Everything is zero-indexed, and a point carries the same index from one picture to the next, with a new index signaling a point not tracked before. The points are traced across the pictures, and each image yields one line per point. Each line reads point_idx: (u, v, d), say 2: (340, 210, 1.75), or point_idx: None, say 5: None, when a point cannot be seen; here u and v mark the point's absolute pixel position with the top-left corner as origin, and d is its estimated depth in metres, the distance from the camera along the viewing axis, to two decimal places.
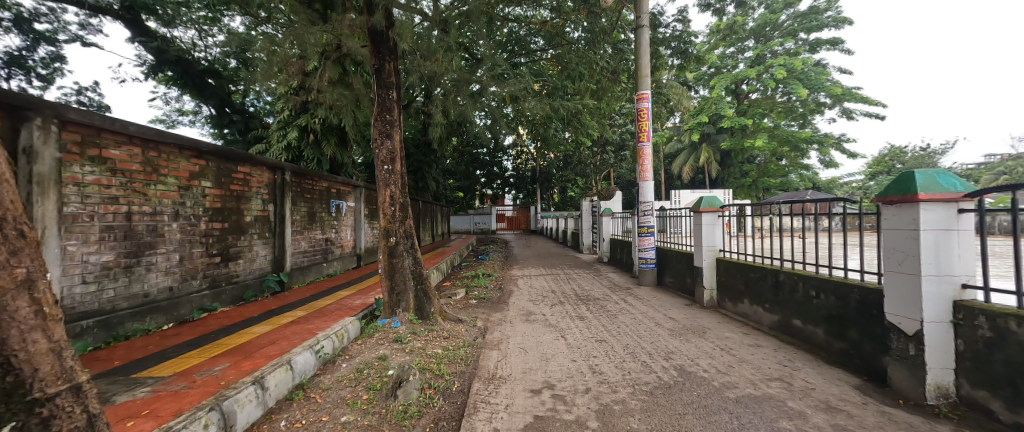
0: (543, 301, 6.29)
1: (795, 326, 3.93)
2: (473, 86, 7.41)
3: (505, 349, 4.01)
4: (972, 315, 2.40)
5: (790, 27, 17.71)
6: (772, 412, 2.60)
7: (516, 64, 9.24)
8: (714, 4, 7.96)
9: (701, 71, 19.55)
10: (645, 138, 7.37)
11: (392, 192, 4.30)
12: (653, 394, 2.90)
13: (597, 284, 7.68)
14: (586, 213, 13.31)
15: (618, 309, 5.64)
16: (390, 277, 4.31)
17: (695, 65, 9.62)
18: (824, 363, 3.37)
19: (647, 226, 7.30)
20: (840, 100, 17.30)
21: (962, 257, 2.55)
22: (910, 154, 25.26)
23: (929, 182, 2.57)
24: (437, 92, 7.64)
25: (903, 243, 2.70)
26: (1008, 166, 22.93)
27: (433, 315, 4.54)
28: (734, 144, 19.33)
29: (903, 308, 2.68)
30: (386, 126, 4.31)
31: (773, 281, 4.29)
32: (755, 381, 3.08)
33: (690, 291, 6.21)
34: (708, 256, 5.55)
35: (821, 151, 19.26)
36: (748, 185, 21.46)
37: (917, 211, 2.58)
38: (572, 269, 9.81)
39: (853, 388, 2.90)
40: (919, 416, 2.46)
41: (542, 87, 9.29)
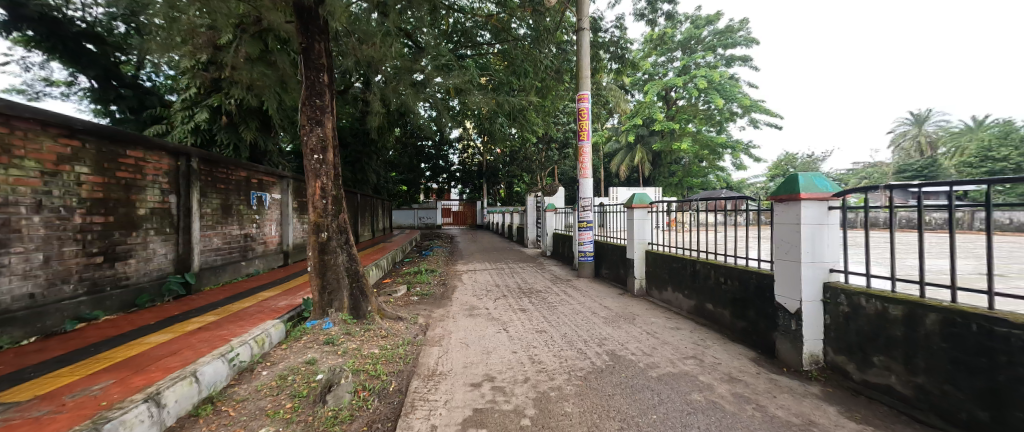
0: (487, 295, 6.31)
1: (707, 310, 4.41)
2: (416, 74, 7.24)
3: (446, 344, 3.97)
4: (837, 295, 2.89)
5: (711, 42, 19.61)
6: (686, 386, 2.90)
7: (462, 56, 9.23)
8: (649, 14, 8.49)
9: (636, 76, 20.95)
10: (585, 137, 7.66)
11: (324, 183, 4.01)
12: (587, 379, 3.07)
13: (539, 277, 7.91)
14: (530, 208, 13.59)
15: (559, 300, 5.87)
16: (321, 275, 4.02)
17: (631, 70, 10.25)
18: (729, 341, 3.83)
19: (586, 221, 7.68)
20: (749, 110, 19.55)
21: (831, 247, 3.04)
22: (802, 160, 29.61)
23: (809, 184, 3.03)
24: (377, 78, 7.31)
25: (789, 234, 3.14)
26: (869, 174, 27.94)
27: (370, 314, 4.34)
28: (664, 146, 20.93)
29: (788, 290, 3.13)
30: (317, 112, 3.99)
31: (690, 270, 4.77)
32: (674, 360, 3.42)
33: (623, 281, 6.64)
34: (638, 249, 5.99)
35: (734, 156, 21.63)
36: (675, 184, 23.41)
37: (800, 208, 3.03)
38: (516, 263, 9.98)
39: (750, 360, 3.34)
40: (798, 380, 2.92)
41: (487, 81, 9.29)
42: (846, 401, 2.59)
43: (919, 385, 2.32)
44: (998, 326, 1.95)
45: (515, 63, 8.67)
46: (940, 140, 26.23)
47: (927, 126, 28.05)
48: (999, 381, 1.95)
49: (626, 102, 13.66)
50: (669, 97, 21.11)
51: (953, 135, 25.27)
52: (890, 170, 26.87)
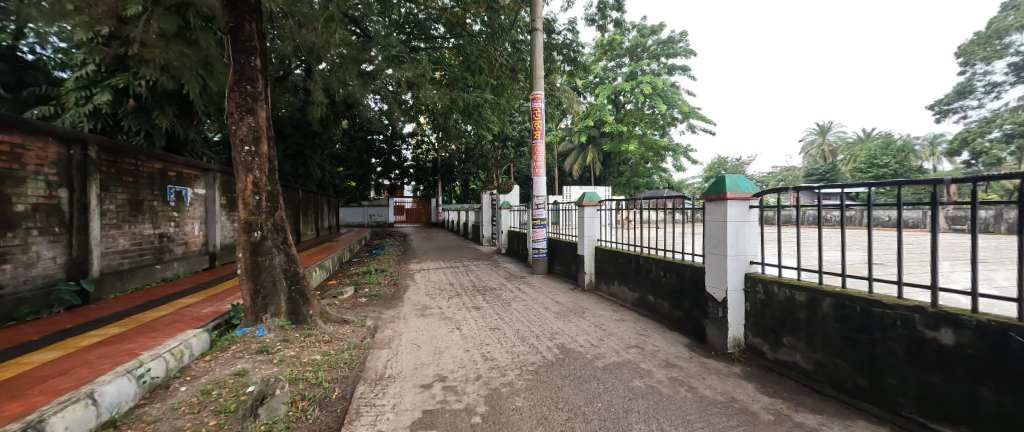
0: (440, 294, 6.19)
1: (649, 301, 4.69)
2: (365, 65, 6.87)
3: (396, 346, 3.83)
4: (755, 284, 3.21)
5: (655, 51, 20.82)
6: (628, 374, 3.07)
7: (415, 48, 8.94)
8: (599, 20, 8.80)
9: (588, 79, 21.69)
10: (539, 136, 7.77)
11: (256, 178, 3.68)
12: (537, 373, 3.13)
13: (493, 275, 7.92)
14: (486, 206, 13.52)
15: (512, 297, 5.92)
16: (254, 278, 3.70)
17: (583, 73, 10.56)
18: (667, 329, 4.10)
19: (539, 219, 7.80)
20: (688, 117, 21.05)
21: (751, 241, 3.37)
22: (733, 163, 32.51)
23: (735, 185, 3.32)
24: (321, 66, 6.86)
25: (716, 231, 3.43)
26: (787, 177, 31.39)
27: (311, 319, 4.07)
28: (614, 147, 21.88)
29: (716, 281, 3.42)
30: (248, 99, 3.65)
31: (635, 265, 5.04)
32: (618, 349, 3.60)
33: (575, 277, 6.85)
34: (588, 245, 6.21)
35: (675, 158, 23.18)
36: (623, 183, 24.54)
37: (726, 206, 3.32)
38: (471, 262, 9.90)
39: (684, 346, 3.61)
40: (724, 362, 3.21)
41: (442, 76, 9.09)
42: (762, 378, 2.89)
43: (818, 360, 2.66)
44: (876, 307, 2.29)
45: (470, 58, 8.56)
46: (841, 148, 30.20)
47: (830, 136, 32.17)
48: (876, 353, 2.30)
49: (579, 104, 14.06)
50: (618, 100, 22.11)
51: (851, 144, 29.22)
52: (801, 174, 30.57)
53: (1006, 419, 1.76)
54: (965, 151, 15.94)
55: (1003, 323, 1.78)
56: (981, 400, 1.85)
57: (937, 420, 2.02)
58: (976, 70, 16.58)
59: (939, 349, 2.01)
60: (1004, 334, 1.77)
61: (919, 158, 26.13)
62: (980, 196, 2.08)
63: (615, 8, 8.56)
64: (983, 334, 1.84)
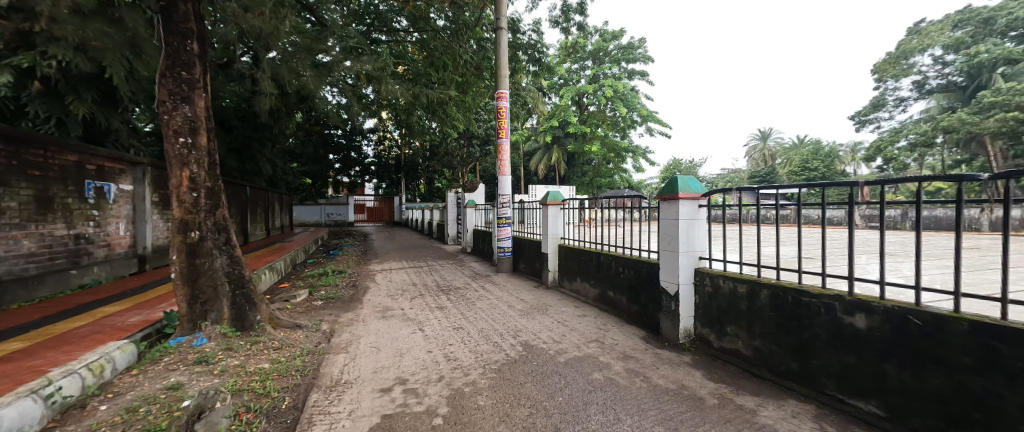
0: (402, 295, 6.01)
1: (609, 297, 4.82)
2: (320, 56, 6.47)
3: (354, 350, 3.66)
4: (703, 277, 3.39)
5: (616, 55, 21.46)
6: (588, 367, 3.14)
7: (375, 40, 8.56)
8: (563, 23, 8.90)
9: (552, 80, 21.99)
10: (504, 135, 7.75)
11: (193, 173, 3.37)
12: (500, 371, 3.12)
13: (458, 274, 7.81)
14: (451, 205, 13.28)
15: (476, 296, 5.87)
16: (191, 283, 3.38)
17: (548, 74, 10.64)
18: (626, 323, 4.25)
19: (505, 217, 7.77)
20: (647, 120, 21.90)
21: (701, 238, 3.56)
22: (687, 165, 34.28)
23: (686, 186, 3.49)
24: (271, 55, 6.39)
25: (669, 228, 3.59)
26: (735, 178, 33.60)
27: (258, 325, 3.80)
28: (578, 148, 22.30)
29: (669, 276, 3.58)
30: (184, 86, 3.33)
31: (595, 262, 5.16)
32: (580, 344, 3.68)
33: (539, 274, 6.92)
34: (552, 243, 6.28)
35: (635, 159, 24.03)
36: (586, 183, 25.02)
37: (678, 205, 3.48)
38: (436, 261, 9.71)
39: (641, 338, 3.76)
40: (676, 352, 3.38)
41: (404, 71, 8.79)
42: (709, 366, 3.07)
43: (757, 347, 2.87)
44: (804, 296, 2.52)
45: (434, 54, 8.32)
46: (779, 152, 32.88)
47: (770, 141, 34.91)
48: (804, 338, 2.53)
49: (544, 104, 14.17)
50: (582, 102, 22.52)
51: (788, 149, 31.85)
52: (745, 176, 32.93)
53: (906, 392, 2.02)
54: (878, 157, 17.96)
55: (904, 309, 2.02)
56: (887, 376, 2.10)
57: (853, 395, 2.27)
58: (889, 86, 18.67)
59: (855, 333, 2.25)
60: (905, 317, 2.02)
61: (846, 163, 28.95)
62: (887, 197, 2.33)
63: (578, 11, 8.71)
64: (889, 318, 2.08)
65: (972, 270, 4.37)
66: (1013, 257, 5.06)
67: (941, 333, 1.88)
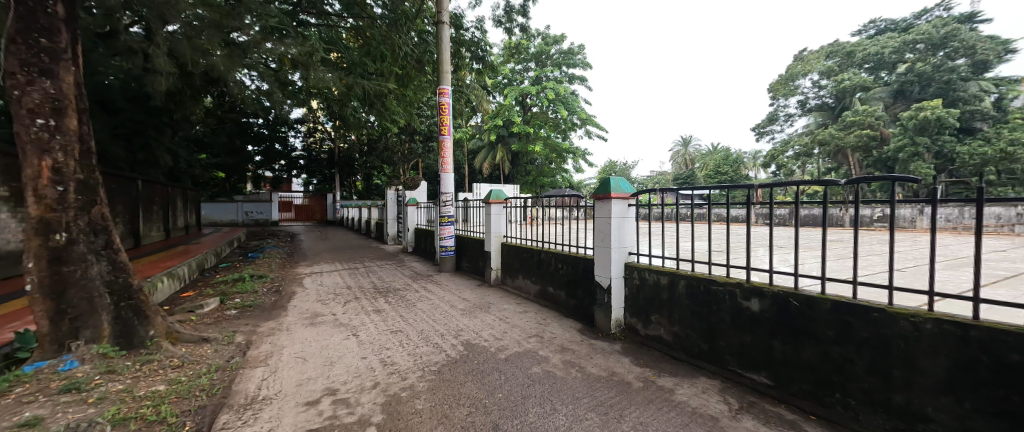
0: (334, 300, 5.56)
1: (549, 292, 4.91)
2: (233, 34, 5.74)
3: (275, 362, 3.29)
4: (632, 271, 3.59)
5: (557, 59, 22.06)
6: (528, 362, 3.16)
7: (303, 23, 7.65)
8: (506, 23, 8.87)
9: (496, 79, 22.00)
10: (446, 132, 7.54)
11: (58, 163, 2.76)
12: (440, 372, 3.00)
13: (397, 275, 7.45)
14: (391, 202, 12.66)
15: (417, 297, 5.64)
16: (58, 295, 2.77)
17: (492, 73, 10.54)
18: (564, 317, 4.36)
19: (447, 216, 7.52)
20: (586, 123, 22.85)
21: (630, 235, 3.75)
22: (622, 167, 36.46)
23: (618, 186, 3.65)
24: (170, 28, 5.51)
25: (602, 226, 3.74)
26: (663, 180, 36.47)
27: (151, 342, 3.26)
28: (522, 148, 22.51)
29: (602, 271, 3.72)
30: (45, 57, 2.73)
31: (537, 259, 5.22)
32: (520, 340, 3.69)
33: (482, 273, 6.84)
34: (495, 241, 6.24)
35: (576, 160, 24.92)
36: (530, 182, 25.08)
37: (610, 205, 3.63)
38: (373, 262, 9.18)
39: (577, 331, 3.88)
40: (608, 342, 3.54)
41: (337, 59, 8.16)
42: (636, 352, 3.26)
43: (675, 332, 3.12)
44: (712, 285, 2.78)
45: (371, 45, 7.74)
46: (698, 157, 36.41)
47: (691, 147, 38.53)
48: (711, 322, 2.81)
49: (489, 102, 14.05)
50: (525, 102, 22.42)
51: (705, 154, 35.40)
52: (670, 178, 35.91)
53: (788, 363, 2.35)
54: (772, 164, 20.72)
55: (787, 293, 2.34)
56: (773, 351, 2.43)
57: (749, 370, 2.58)
58: (781, 103, 21.61)
59: (750, 315, 2.55)
60: (787, 299, 2.35)
61: (752, 169, 32.97)
62: (776, 198, 2.64)
63: (521, 13, 8.76)
64: (775, 301, 2.41)
65: (840, 257, 5.19)
66: (869, 248, 6.12)
67: (813, 312, 2.22)
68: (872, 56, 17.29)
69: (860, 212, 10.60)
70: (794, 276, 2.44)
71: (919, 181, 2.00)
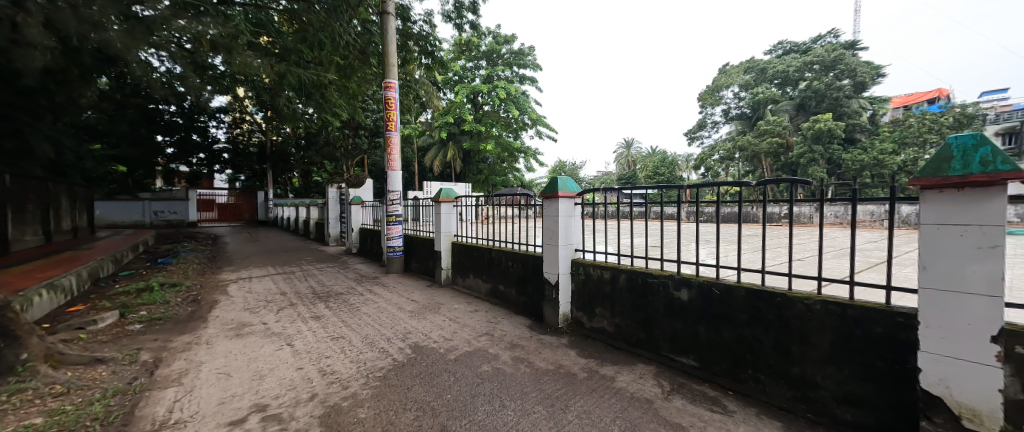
0: (267, 307, 5.16)
1: (499, 290, 4.98)
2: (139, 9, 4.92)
3: (196, 379, 2.99)
4: (578, 267, 3.75)
5: (508, 59, 22.20)
6: (478, 361, 3.19)
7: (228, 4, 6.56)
8: (456, 18, 8.78)
9: (447, 75, 21.64)
10: (393, 128, 7.29)
11: None
12: (386, 378, 2.92)
13: (340, 278, 7.08)
14: (333, 201, 11.97)
15: (362, 301, 5.41)
16: None
17: (442, 68, 10.35)
18: (514, 314, 4.45)
19: (395, 215, 7.28)
20: (537, 124, 23.29)
21: (576, 232, 3.92)
22: (570, 167, 37.68)
23: (564, 185, 3.79)
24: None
25: (550, 224, 3.85)
26: (608, 180, 38.30)
27: (28, 366, 2.82)
28: (473, 146, 22.36)
29: (551, 267, 3.85)
30: None
31: (487, 258, 5.25)
32: (471, 339, 3.71)
33: (432, 273, 6.73)
34: (445, 241, 6.16)
35: (527, 160, 25.28)
36: (482, 180, 24.95)
37: (557, 203, 3.76)
38: (313, 265, 8.63)
39: (526, 327, 3.98)
40: (555, 336, 3.69)
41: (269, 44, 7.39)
42: (582, 344, 3.44)
43: (616, 323, 3.32)
44: (649, 277, 3.01)
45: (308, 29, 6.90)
46: (639, 158, 38.70)
47: (633, 149, 40.90)
48: (648, 311, 3.04)
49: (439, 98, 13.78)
50: (476, 100, 22.42)
51: (646, 156, 37.71)
52: (614, 178, 37.83)
53: (710, 346, 2.63)
54: (702, 166, 22.65)
55: (711, 282, 2.60)
56: (699, 335, 2.69)
57: (680, 354, 2.83)
58: (708, 112, 23.66)
59: (681, 304, 2.79)
60: (711, 288, 2.60)
61: (687, 170, 35.74)
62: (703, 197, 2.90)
63: (471, 10, 8.73)
64: (702, 290, 2.66)
65: (758, 250, 5.85)
66: (777, 241, 6.98)
67: (731, 298, 2.49)
68: (780, 73, 19.49)
69: (775, 210, 11.97)
70: (716, 267, 2.72)
71: (809, 184, 2.33)
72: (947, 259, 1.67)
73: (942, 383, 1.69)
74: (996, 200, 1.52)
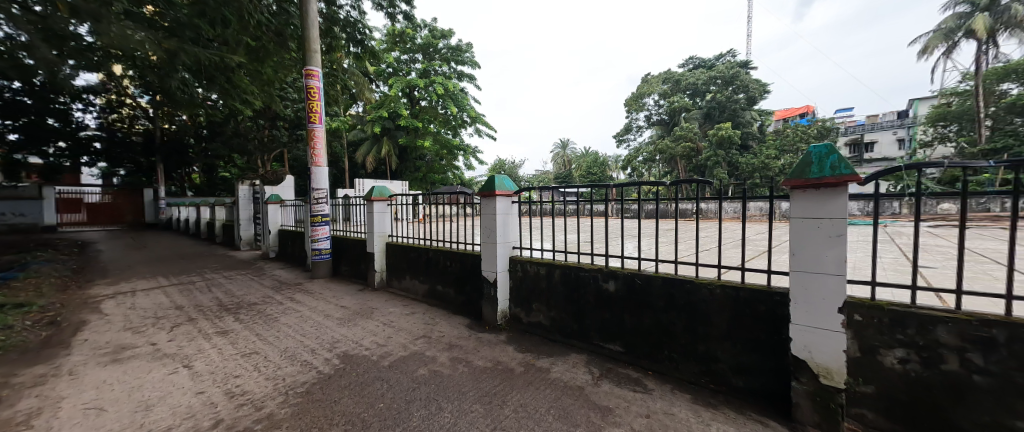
0: (161, 324, 4.49)
1: (437, 291, 4.90)
2: None
3: (61, 417, 2.51)
4: (515, 264, 3.83)
5: (445, 54, 21.70)
6: (413, 365, 3.11)
7: None
8: (388, 7, 8.38)
9: (380, 66, 20.54)
10: (317, 120, 6.75)
11: None
12: (309, 393, 2.73)
13: (255, 287, 6.40)
14: (244, 200, 10.74)
15: (281, 311, 4.95)
16: None
17: (373, 59, 9.80)
18: (452, 315, 4.41)
19: (321, 215, 6.74)
20: (476, 122, 23.09)
21: (513, 230, 3.99)
22: (509, 166, 38.15)
23: (501, 185, 3.84)
24: None
25: (488, 222, 3.87)
26: (545, 179, 39.47)
27: None
28: (410, 142, 21.51)
29: (489, 265, 3.87)
30: None
31: (424, 258, 5.11)
32: (405, 343, 3.60)
33: (364, 277, 6.38)
34: (378, 242, 5.86)
35: (466, 158, 25.00)
36: (420, 178, 24.14)
37: (495, 202, 3.79)
38: (221, 273, 7.68)
39: (465, 327, 3.97)
40: (493, 333, 3.73)
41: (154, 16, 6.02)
42: (519, 340, 3.53)
43: (552, 317, 3.47)
44: (581, 271, 3.19)
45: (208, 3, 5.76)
46: (574, 158, 40.46)
47: (568, 149, 42.71)
48: (580, 304, 3.23)
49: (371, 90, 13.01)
50: (412, 95, 21.61)
51: (581, 156, 39.56)
52: (551, 177, 39.19)
53: (633, 332, 2.87)
54: (628, 167, 24.39)
55: (634, 273, 2.84)
56: (624, 322, 2.92)
57: (607, 341, 3.05)
58: (634, 117, 25.53)
59: (609, 295, 3.01)
60: (634, 278, 2.84)
61: (617, 170, 38.19)
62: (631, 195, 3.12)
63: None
64: (627, 280, 2.89)
65: (679, 243, 6.45)
66: (692, 234, 7.78)
67: (651, 287, 2.75)
68: (691, 85, 21.57)
69: (692, 207, 13.31)
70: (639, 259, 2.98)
71: (713, 184, 2.65)
72: (809, 247, 2.03)
73: (805, 349, 2.05)
74: (841, 198, 1.90)
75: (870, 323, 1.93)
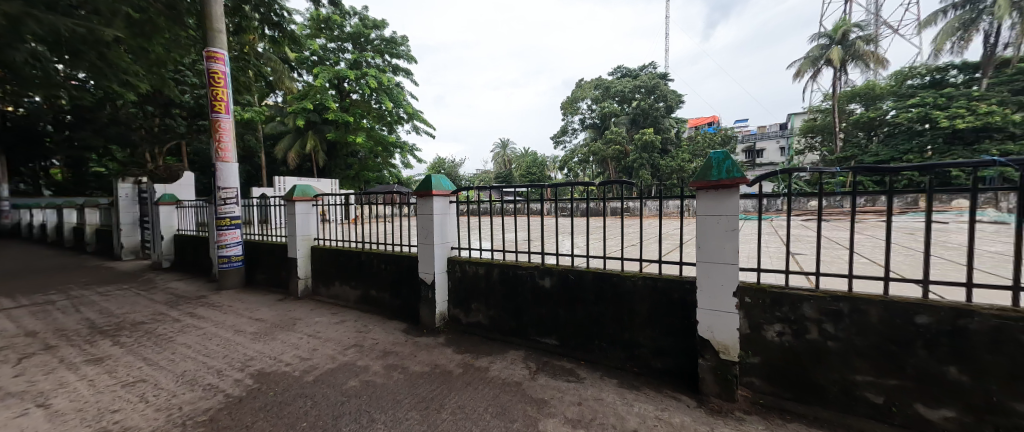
0: (8, 356, 3.62)
1: (371, 296, 4.63)
2: None
3: None
4: (453, 264, 3.77)
5: (378, 46, 20.53)
6: (342, 378, 2.90)
7: None
8: None
9: (303, 54, 18.79)
10: (223, 110, 5.97)
11: None
12: (215, 420, 2.41)
13: (145, 303, 5.47)
14: (129, 201, 9.10)
15: (181, 329, 4.30)
16: None
17: (295, 45, 8.90)
18: (387, 321, 4.19)
19: (230, 217, 5.96)
20: (412, 119, 22.24)
21: (450, 230, 3.91)
22: (449, 165, 37.45)
23: (439, 184, 3.74)
24: None
25: (425, 223, 3.74)
26: (486, 178, 39.47)
27: None
28: (339, 138, 20.01)
29: (427, 266, 3.75)
30: None
31: (356, 262, 4.79)
32: (334, 354, 3.35)
33: (286, 285, 5.79)
34: (302, 245, 5.35)
35: (403, 155, 23.96)
36: (351, 176, 22.58)
37: (432, 202, 3.68)
38: (98, 289, 6.44)
39: (402, 332, 3.81)
40: (431, 336, 3.64)
41: None
42: (459, 341, 3.48)
43: (491, 315, 3.48)
44: (518, 269, 3.24)
45: None
46: (514, 158, 41.05)
47: (508, 149, 43.23)
48: (517, 301, 3.28)
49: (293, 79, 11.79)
50: (342, 87, 20.11)
51: (520, 155, 40.28)
52: (492, 176, 39.32)
53: (567, 324, 2.99)
54: (564, 167, 25.40)
55: (567, 269, 2.96)
56: (559, 316, 3.04)
57: (544, 336, 3.14)
58: (568, 119, 26.62)
59: (545, 291, 3.10)
60: (568, 274, 2.96)
61: (555, 170, 39.54)
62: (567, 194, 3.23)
63: None
64: (561, 276, 3.00)
65: (614, 239, 6.83)
66: (626, 231, 8.31)
67: (583, 281, 2.89)
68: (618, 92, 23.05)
69: (623, 205, 14.26)
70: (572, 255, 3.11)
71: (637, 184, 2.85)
72: (709, 240, 2.28)
73: (708, 330, 2.31)
74: (734, 196, 2.17)
75: (757, 303, 2.24)
